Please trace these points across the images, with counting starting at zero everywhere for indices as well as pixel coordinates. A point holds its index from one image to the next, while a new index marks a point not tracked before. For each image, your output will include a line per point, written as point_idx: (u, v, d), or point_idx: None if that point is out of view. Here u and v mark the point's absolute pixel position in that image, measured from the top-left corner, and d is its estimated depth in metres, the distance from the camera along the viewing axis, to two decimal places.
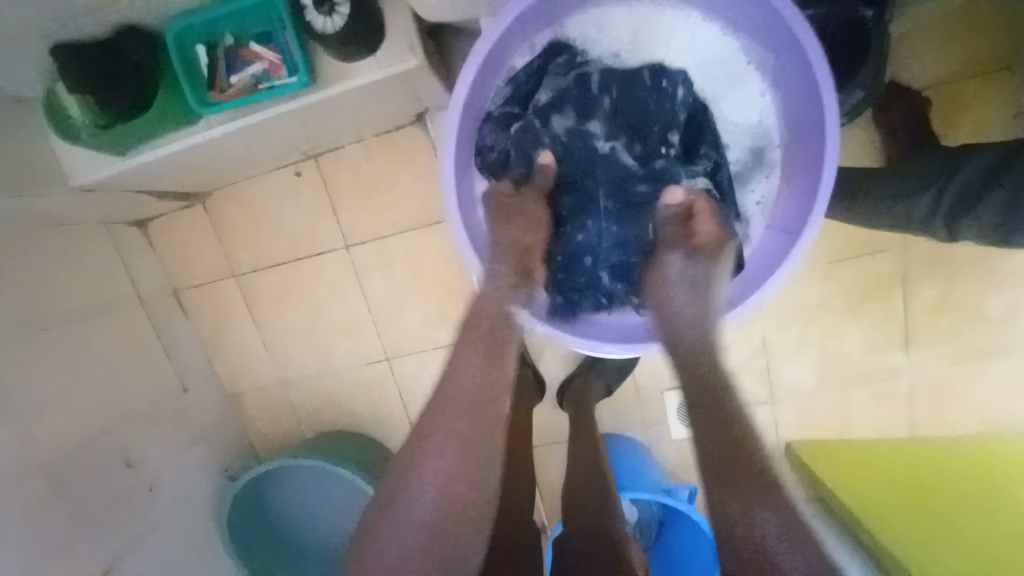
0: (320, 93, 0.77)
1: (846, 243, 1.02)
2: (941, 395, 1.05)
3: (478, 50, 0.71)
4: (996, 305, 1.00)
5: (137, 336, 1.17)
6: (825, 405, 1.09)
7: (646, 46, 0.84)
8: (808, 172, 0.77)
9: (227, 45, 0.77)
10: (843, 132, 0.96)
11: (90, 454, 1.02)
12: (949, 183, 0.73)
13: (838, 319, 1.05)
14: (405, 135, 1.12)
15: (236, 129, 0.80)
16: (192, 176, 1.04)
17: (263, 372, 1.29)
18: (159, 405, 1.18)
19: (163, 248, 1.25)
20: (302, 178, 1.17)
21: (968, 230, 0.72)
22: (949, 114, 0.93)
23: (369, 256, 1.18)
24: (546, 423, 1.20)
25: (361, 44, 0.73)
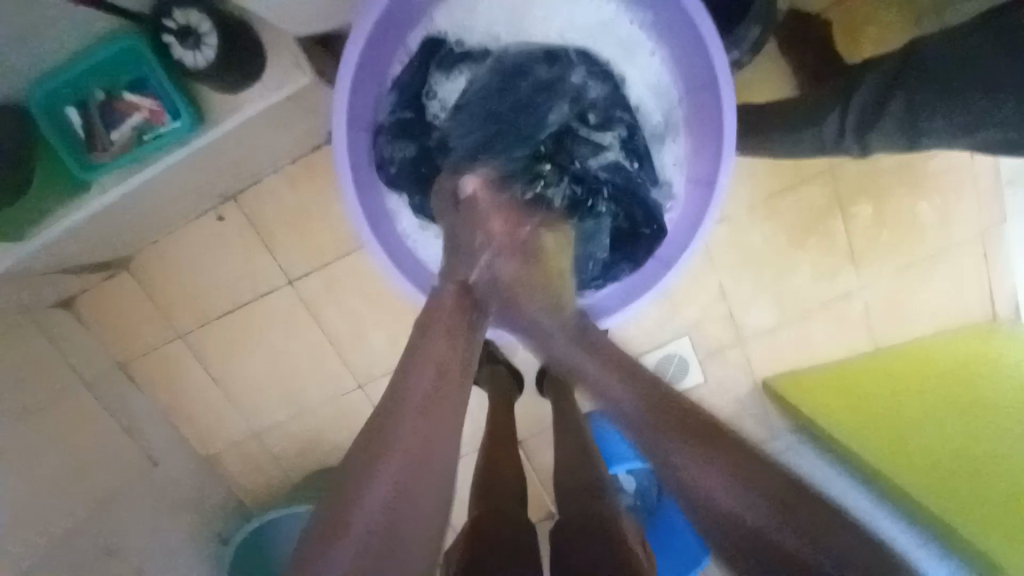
0: (210, 132, 0.73)
1: (778, 178, 1.03)
2: (894, 306, 1.09)
3: (348, 58, 0.68)
4: (928, 211, 1.04)
5: (89, 421, 1.10)
6: (790, 338, 1.11)
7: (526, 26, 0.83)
8: (711, 123, 0.77)
9: (98, 100, 0.70)
10: (753, 71, 0.97)
11: (64, 555, 0.96)
12: (851, 103, 0.74)
13: (786, 253, 1.07)
14: (324, 157, 1.08)
15: (133, 187, 0.75)
16: (105, 245, 0.97)
17: (233, 427, 1.23)
18: (130, 486, 1.11)
19: (96, 323, 1.17)
20: (226, 221, 1.11)
21: (876, 143, 0.74)
22: (848, 37, 0.95)
23: (316, 287, 1.14)
24: (531, 414, 1.19)
25: (242, 70, 0.69)
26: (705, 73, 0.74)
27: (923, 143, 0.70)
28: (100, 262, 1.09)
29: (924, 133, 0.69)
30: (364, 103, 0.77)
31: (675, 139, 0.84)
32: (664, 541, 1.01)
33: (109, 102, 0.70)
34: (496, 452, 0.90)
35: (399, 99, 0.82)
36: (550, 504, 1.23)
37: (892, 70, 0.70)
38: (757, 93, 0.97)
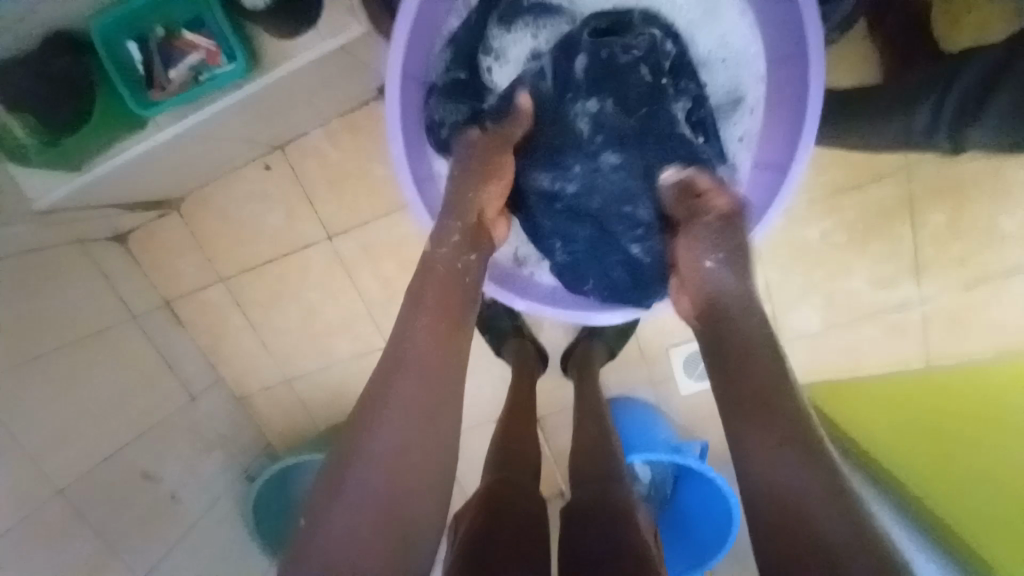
0: (263, 78, 0.72)
1: (845, 174, 0.96)
2: (955, 324, 1.01)
3: (407, 4, 0.67)
4: (1011, 223, 0.94)
5: (135, 352, 1.16)
6: (835, 345, 1.05)
7: None
8: (795, 99, 0.71)
9: (158, 37, 0.71)
10: (832, 53, 0.89)
11: (107, 473, 1.03)
12: (952, 90, 0.66)
13: (842, 255, 1.00)
14: (370, 114, 1.07)
15: (186, 127, 0.76)
16: (159, 184, 1.00)
17: (265, 372, 1.28)
18: (169, 418, 1.18)
19: (147, 260, 1.23)
20: (272, 171, 1.13)
21: (975, 141, 0.65)
22: (948, 15, 0.85)
23: (353, 244, 1.14)
24: (553, 394, 1.18)
25: (298, 17, 0.68)
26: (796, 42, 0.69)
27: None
28: (153, 202, 1.13)
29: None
30: (419, 55, 0.75)
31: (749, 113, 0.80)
32: (675, 533, 1.01)
33: (169, 39, 0.71)
34: (516, 426, 0.90)
35: (456, 55, 0.79)
36: (563, 483, 1.23)
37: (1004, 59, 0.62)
38: (833, 79, 0.89)
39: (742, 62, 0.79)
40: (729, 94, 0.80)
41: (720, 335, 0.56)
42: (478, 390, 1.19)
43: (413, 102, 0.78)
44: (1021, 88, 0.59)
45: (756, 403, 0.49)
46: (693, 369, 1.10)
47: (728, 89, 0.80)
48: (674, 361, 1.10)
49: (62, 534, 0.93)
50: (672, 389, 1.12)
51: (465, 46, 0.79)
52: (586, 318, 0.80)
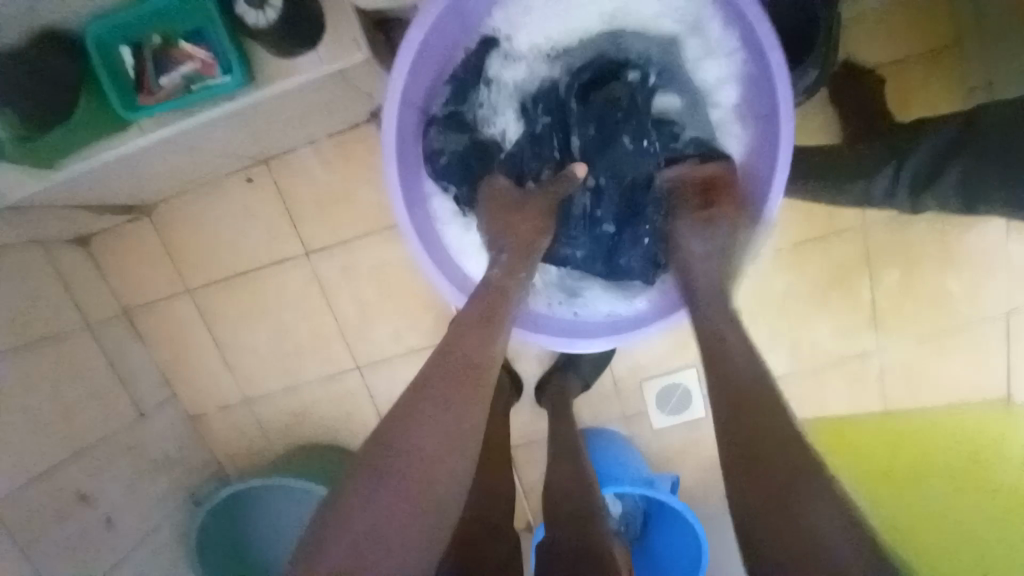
0: (258, 93, 0.73)
1: (811, 227, 1.02)
2: (907, 370, 1.07)
3: (412, 37, 0.68)
4: (957, 283, 1.02)
5: (85, 364, 1.09)
6: (799, 388, 1.10)
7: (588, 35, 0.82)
8: (765, 156, 0.76)
9: (154, 45, 0.70)
10: (800, 115, 0.96)
11: (37, 495, 0.95)
12: (908, 160, 0.72)
13: (808, 301, 1.05)
14: (360, 136, 1.07)
15: (173, 133, 0.75)
16: (133, 189, 0.97)
17: (225, 390, 1.22)
18: (114, 435, 1.10)
19: (110, 267, 1.17)
20: (254, 185, 1.11)
21: (931, 202, 0.72)
22: (902, 94, 0.94)
23: (332, 263, 1.13)
24: (526, 425, 1.17)
25: (301, 38, 0.69)
26: (767, 103, 0.73)
27: (976, 209, 0.69)
28: (124, 207, 1.09)
29: (977, 202, 0.68)
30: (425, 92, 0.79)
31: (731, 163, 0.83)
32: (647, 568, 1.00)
33: (164, 48, 0.70)
34: (487, 457, 0.89)
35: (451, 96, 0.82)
36: (530, 518, 1.21)
37: (958, 135, 0.68)
38: (802, 137, 0.96)
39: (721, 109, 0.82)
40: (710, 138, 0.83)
41: (745, 416, 0.55)
42: None
43: (414, 130, 0.80)
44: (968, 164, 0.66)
45: (766, 480, 0.50)
46: (665, 405, 1.11)
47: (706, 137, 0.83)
48: (646, 396, 1.11)
49: None
50: (643, 425, 1.13)
51: (464, 81, 0.81)
52: (565, 346, 0.79)
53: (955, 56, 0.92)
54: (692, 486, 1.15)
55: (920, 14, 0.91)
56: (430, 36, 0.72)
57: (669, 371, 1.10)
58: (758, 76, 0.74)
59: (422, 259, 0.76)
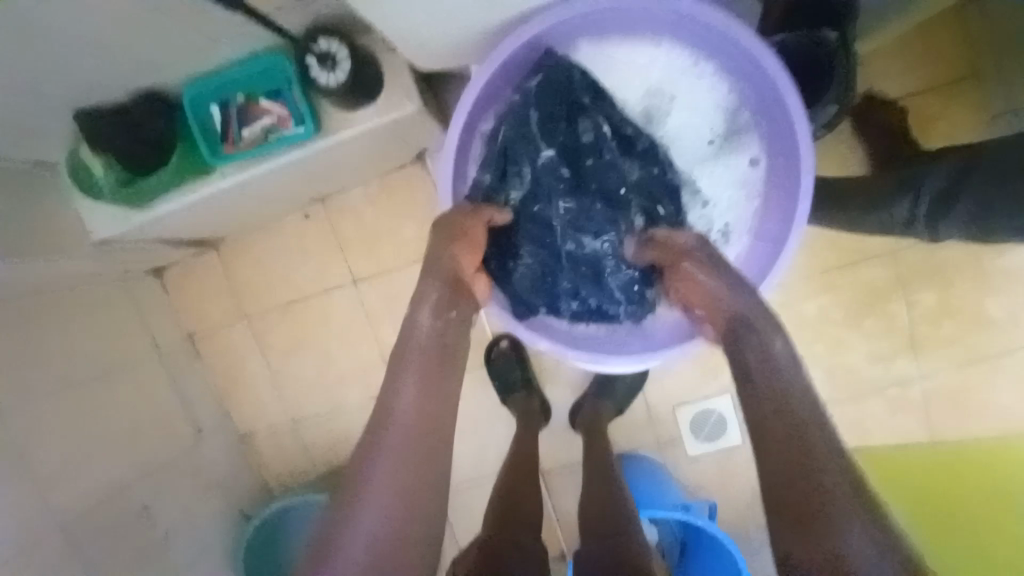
0: (325, 140, 0.84)
1: (841, 253, 1.04)
2: (953, 399, 1.04)
3: (467, 97, 0.78)
4: (999, 309, 1.01)
5: (152, 385, 1.19)
6: (838, 417, 1.08)
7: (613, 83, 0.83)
8: (787, 191, 0.81)
9: (238, 102, 0.82)
10: (826, 147, 1.00)
11: (109, 507, 1.02)
12: (921, 191, 0.76)
13: (840, 330, 1.06)
14: (406, 176, 1.17)
15: (249, 177, 0.86)
16: (207, 226, 1.10)
17: (276, 413, 1.31)
18: (176, 451, 1.19)
19: (179, 297, 1.30)
20: (309, 221, 1.22)
21: (950, 229, 0.75)
22: (926, 121, 0.97)
23: (377, 293, 1.22)
24: (558, 449, 1.20)
25: (361, 95, 0.80)
26: (789, 141, 0.79)
27: (997, 235, 0.71)
28: (195, 242, 1.22)
29: (1001, 226, 0.69)
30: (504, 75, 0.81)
31: (741, 203, 0.86)
32: None
33: (247, 104, 0.82)
34: (520, 476, 0.92)
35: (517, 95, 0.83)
36: (562, 547, 1.22)
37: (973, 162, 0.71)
38: (827, 170, 1.00)
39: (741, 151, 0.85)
40: (739, 181, 0.86)
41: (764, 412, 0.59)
42: (484, 439, 1.22)
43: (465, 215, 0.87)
44: (987, 194, 0.69)
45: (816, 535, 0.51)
46: (699, 432, 1.12)
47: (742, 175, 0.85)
48: (679, 422, 1.12)
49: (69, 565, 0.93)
50: (677, 451, 1.13)
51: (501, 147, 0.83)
52: (600, 363, 0.83)
53: (974, 88, 0.95)
54: (728, 518, 1.14)
55: (938, 47, 0.95)
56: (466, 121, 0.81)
57: (700, 397, 1.11)
58: (769, 114, 0.81)
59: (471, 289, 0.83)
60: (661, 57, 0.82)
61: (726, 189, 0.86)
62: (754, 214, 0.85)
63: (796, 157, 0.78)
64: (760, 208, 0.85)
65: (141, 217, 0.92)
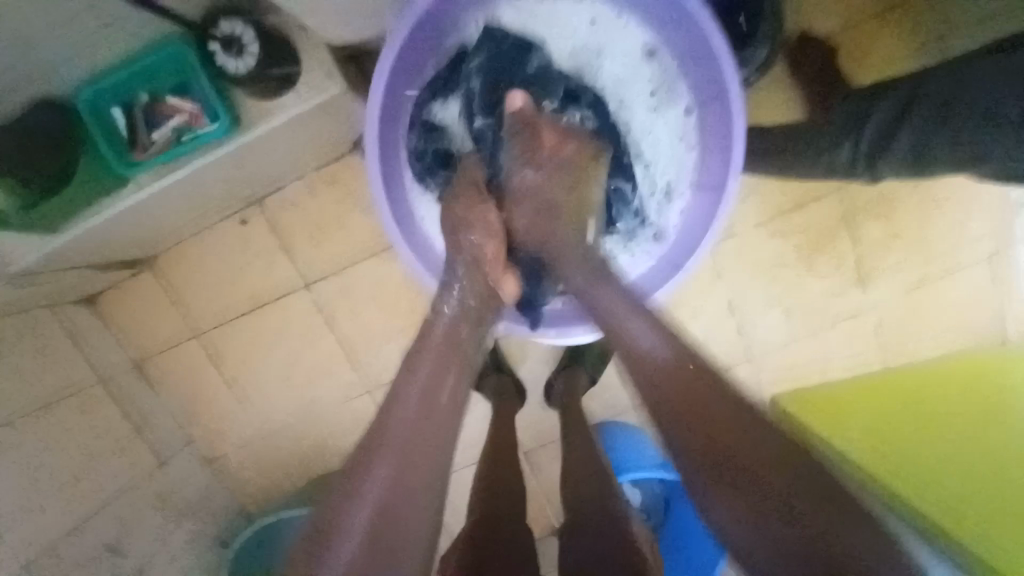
0: (246, 135, 0.78)
1: (788, 196, 1.06)
2: (901, 324, 1.09)
3: (382, 65, 0.72)
4: (936, 233, 1.06)
5: (100, 418, 1.11)
6: (801, 355, 1.12)
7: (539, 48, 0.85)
8: (721, 134, 0.80)
9: (143, 103, 0.76)
10: (762, 92, 1.01)
11: (69, 550, 0.96)
12: (863, 131, 0.77)
13: (794, 272, 1.08)
14: (346, 166, 1.12)
15: (167, 183, 0.80)
16: (136, 242, 1.02)
17: (242, 429, 1.25)
18: (137, 483, 1.12)
19: (117, 322, 1.21)
20: (249, 225, 1.15)
21: (887, 170, 0.77)
22: (855, 59, 0.99)
23: (332, 292, 1.17)
24: (538, 424, 1.20)
25: (278, 81, 0.75)
26: (716, 84, 0.78)
27: (929, 169, 0.73)
28: (126, 261, 1.13)
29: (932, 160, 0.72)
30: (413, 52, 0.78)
31: (681, 153, 0.87)
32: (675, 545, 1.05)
33: (154, 105, 0.76)
34: (499, 454, 0.91)
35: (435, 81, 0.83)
36: (553, 520, 1.22)
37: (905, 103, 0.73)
38: (765, 116, 1.01)
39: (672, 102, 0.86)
40: (677, 132, 0.86)
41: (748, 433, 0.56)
42: (463, 426, 1.20)
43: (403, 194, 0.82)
44: (920, 133, 0.71)
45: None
46: None
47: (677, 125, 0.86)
48: None
49: None
50: None
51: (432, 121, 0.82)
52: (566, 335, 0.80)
53: (900, 22, 0.97)
54: None
55: None
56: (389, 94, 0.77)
57: None
58: (696, 59, 0.80)
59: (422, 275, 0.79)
60: (581, 19, 0.84)
61: (663, 142, 0.87)
62: (695, 162, 0.86)
63: (724, 99, 0.77)
64: (699, 156, 0.85)
65: (54, 241, 0.83)
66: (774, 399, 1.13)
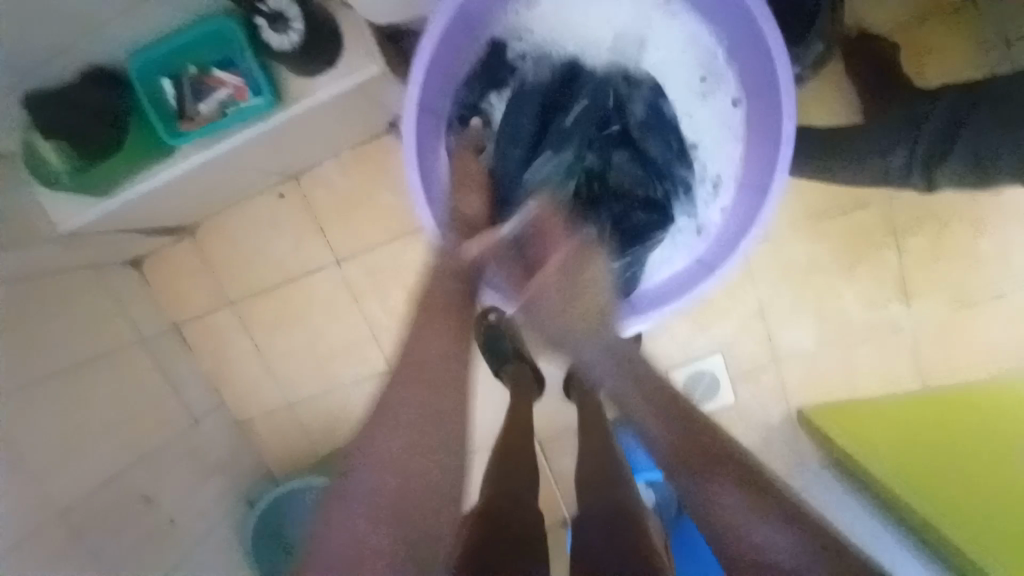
0: (286, 111, 0.79)
1: (832, 201, 1.01)
2: (945, 343, 1.04)
3: (422, 46, 0.71)
4: (992, 247, 0.99)
5: (139, 376, 1.17)
6: (832, 366, 1.08)
7: (584, 30, 0.83)
8: (769, 131, 0.76)
9: (190, 74, 0.78)
10: (814, 89, 0.96)
11: (107, 497, 1.03)
12: (921, 138, 0.72)
13: (831, 279, 1.04)
14: (380, 147, 1.13)
15: (209, 155, 0.82)
16: (179, 211, 1.06)
17: (269, 397, 1.30)
18: (171, 439, 1.19)
19: (160, 287, 1.27)
20: (284, 200, 1.18)
21: (945, 179, 0.72)
22: (920, 57, 0.92)
23: (360, 270, 1.19)
24: (554, 414, 1.20)
25: (320, 59, 0.76)
26: (766, 80, 0.74)
27: (993, 180, 0.68)
28: (169, 229, 1.18)
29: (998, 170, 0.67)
30: (453, 40, 0.77)
31: (726, 146, 0.83)
32: (684, 547, 1.04)
33: (199, 77, 0.78)
34: (513, 440, 0.91)
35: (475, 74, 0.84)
36: (562, 510, 1.23)
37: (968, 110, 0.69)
38: (816, 114, 0.96)
39: (719, 92, 0.82)
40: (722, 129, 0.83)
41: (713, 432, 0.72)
42: (480, 410, 1.22)
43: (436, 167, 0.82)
44: (981, 138, 0.66)
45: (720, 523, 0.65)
46: (693, 390, 1.11)
47: (724, 119, 0.83)
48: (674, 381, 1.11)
49: (68, 555, 0.94)
50: None
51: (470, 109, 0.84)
52: (594, 330, 0.79)
53: (974, 18, 0.91)
54: None
55: None
56: (430, 76, 0.76)
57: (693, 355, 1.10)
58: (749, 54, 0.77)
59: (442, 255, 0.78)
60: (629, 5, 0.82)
61: (708, 138, 0.84)
62: (739, 156, 0.82)
63: (774, 97, 0.74)
64: (744, 148, 0.82)
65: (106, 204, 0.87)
66: (798, 410, 1.09)
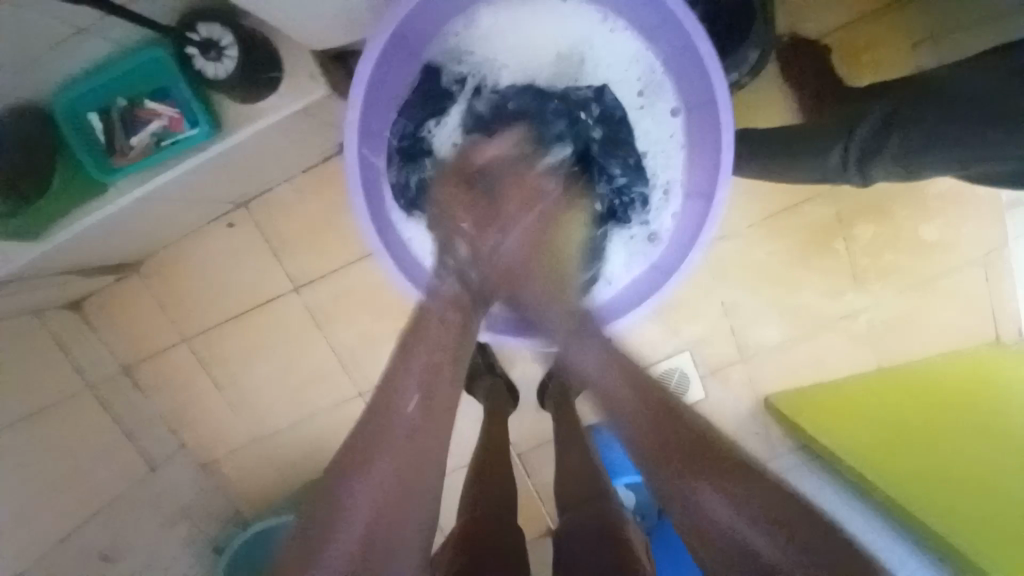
0: (228, 141, 0.77)
1: (782, 196, 1.05)
2: (896, 325, 1.09)
3: (359, 72, 0.68)
4: (930, 232, 1.05)
5: (88, 426, 1.09)
6: (795, 355, 1.11)
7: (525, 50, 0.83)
8: (710, 141, 0.78)
9: (120, 108, 0.74)
10: (756, 91, 0.99)
11: (59, 562, 0.96)
12: (854, 136, 0.76)
13: (787, 271, 1.07)
14: (334, 169, 1.10)
15: (148, 189, 0.78)
16: (120, 248, 1.00)
17: (233, 434, 1.24)
18: (128, 490, 1.12)
19: (106, 328, 1.18)
20: (235, 229, 1.14)
21: (878, 172, 0.76)
22: (850, 57, 0.97)
23: (322, 295, 1.15)
24: (532, 426, 1.19)
25: (259, 85, 0.73)
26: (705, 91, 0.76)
27: (921, 171, 0.72)
28: (112, 266, 1.11)
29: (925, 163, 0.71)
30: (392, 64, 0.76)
31: (672, 155, 0.86)
32: (668, 544, 1.05)
33: (131, 110, 0.74)
34: (490, 457, 0.90)
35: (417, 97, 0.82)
36: (547, 521, 1.22)
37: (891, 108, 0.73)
38: (760, 115, 1.00)
39: (661, 104, 0.84)
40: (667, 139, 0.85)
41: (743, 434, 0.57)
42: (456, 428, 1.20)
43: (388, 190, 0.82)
44: (906, 134, 0.70)
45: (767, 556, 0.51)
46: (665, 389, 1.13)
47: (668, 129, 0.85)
48: None
49: None
50: None
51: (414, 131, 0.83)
52: (557, 343, 0.80)
53: (898, 18, 0.96)
54: None
55: None
56: (369, 101, 0.74)
57: (662, 355, 1.11)
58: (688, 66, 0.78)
59: (399, 279, 0.76)
60: (567, 23, 0.83)
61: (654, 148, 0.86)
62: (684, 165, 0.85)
63: (712, 109, 0.76)
64: (688, 157, 0.84)
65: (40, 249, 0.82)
66: (766, 401, 1.12)
